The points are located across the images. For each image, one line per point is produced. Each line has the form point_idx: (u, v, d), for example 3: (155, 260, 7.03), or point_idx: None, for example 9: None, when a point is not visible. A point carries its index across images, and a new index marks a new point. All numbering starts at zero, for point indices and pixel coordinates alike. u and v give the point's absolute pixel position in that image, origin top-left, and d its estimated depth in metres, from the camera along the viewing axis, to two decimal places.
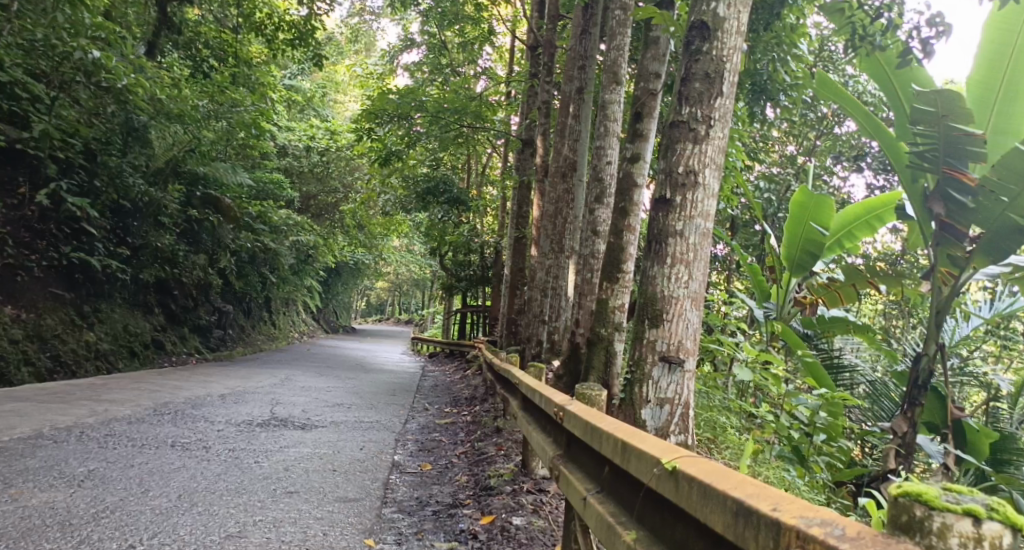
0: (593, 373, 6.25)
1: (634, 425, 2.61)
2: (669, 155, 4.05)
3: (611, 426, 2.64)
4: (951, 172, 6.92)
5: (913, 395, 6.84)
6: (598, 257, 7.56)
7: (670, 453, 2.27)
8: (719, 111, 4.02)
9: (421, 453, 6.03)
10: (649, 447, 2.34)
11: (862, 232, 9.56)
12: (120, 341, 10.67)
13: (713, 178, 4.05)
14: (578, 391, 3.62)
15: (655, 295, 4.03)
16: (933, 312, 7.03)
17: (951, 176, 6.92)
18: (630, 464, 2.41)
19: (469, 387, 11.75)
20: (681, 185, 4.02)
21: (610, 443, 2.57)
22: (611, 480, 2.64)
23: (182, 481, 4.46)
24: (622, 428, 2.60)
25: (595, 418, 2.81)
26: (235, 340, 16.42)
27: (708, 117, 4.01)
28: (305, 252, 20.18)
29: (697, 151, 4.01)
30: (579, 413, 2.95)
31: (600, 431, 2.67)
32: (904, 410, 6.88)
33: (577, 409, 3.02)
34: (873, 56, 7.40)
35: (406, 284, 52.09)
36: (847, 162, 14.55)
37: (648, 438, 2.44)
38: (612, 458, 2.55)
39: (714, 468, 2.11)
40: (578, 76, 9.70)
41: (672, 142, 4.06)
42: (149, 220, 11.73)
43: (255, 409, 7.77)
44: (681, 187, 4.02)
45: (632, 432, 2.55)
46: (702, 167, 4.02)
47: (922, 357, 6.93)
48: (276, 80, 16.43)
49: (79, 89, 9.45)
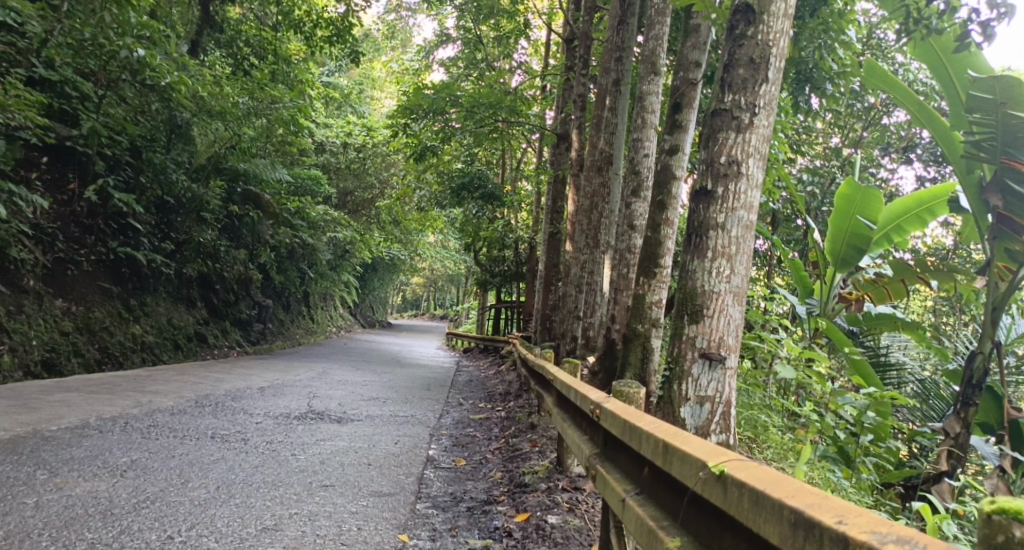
0: (630, 370, 6.15)
1: (675, 425, 2.52)
2: (710, 144, 3.95)
3: (651, 426, 2.56)
4: (1010, 162, 6.67)
5: (966, 395, 6.58)
6: (635, 251, 7.45)
7: (717, 456, 2.18)
8: (764, 98, 3.89)
9: (455, 448, 6.00)
10: (694, 450, 2.25)
11: (911, 226, 9.26)
12: (163, 334, 10.85)
13: (757, 168, 3.93)
14: (615, 388, 3.54)
15: (695, 289, 3.93)
16: (987, 308, 6.76)
17: (1009, 167, 6.67)
18: (672, 467, 2.33)
19: (504, 382, 11.71)
20: (723, 175, 3.91)
21: (650, 443, 2.49)
22: (650, 481, 2.56)
23: (220, 472, 4.49)
24: (662, 428, 2.51)
25: (634, 417, 2.73)
26: (274, 334, 16.63)
27: (752, 105, 3.88)
28: (343, 247, 20.35)
29: (740, 140, 3.89)
30: (616, 412, 2.87)
31: (640, 431, 2.58)
32: (957, 411, 6.63)
33: (613, 407, 2.94)
34: (927, 43, 7.16)
35: (441, 279, 52.34)
36: (892, 155, 14.17)
37: (691, 439, 2.35)
38: (653, 460, 2.46)
39: (767, 475, 2.01)
40: (616, 68, 9.58)
41: (713, 132, 3.95)
42: (191, 215, 11.91)
43: (293, 402, 7.83)
44: (722, 177, 3.91)
45: (674, 432, 2.45)
46: (745, 157, 3.90)
47: (976, 355, 6.67)
48: (314, 77, 16.56)
49: (125, 87, 9.60)
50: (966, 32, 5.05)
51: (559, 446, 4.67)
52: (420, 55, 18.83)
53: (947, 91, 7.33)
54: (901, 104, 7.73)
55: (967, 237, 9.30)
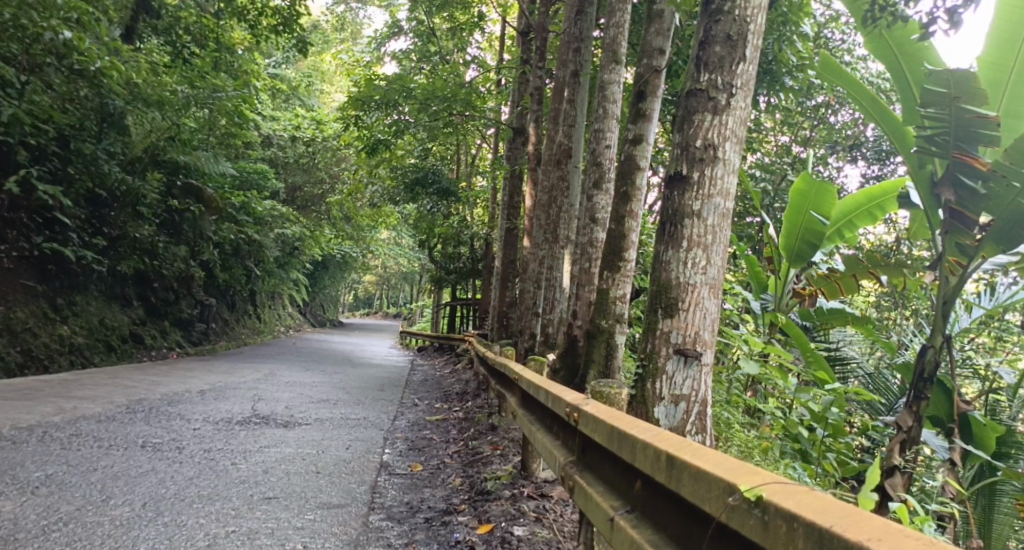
0: (592, 367, 5.91)
1: (676, 434, 2.24)
2: (685, 127, 3.72)
3: (650, 435, 2.27)
4: (962, 156, 6.57)
5: (918, 387, 6.49)
6: (596, 246, 7.22)
7: (745, 477, 1.90)
8: (742, 78, 3.68)
9: (411, 452, 5.67)
10: (712, 468, 1.97)
11: (863, 222, 9.26)
12: (96, 335, 10.24)
13: (734, 153, 3.71)
14: (595, 389, 3.27)
15: (669, 282, 3.70)
16: (938, 302, 6.71)
17: (961, 161, 6.58)
18: (682, 486, 2.04)
19: (459, 381, 11.42)
20: (699, 160, 3.68)
21: (649, 455, 2.21)
22: (645, 497, 2.29)
23: (147, 487, 4.08)
24: (662, 438, 2.23)
25: (623, 422, 2.44)
26: (217, 335, 15.97)
27: (729, 85, 3.67)
28: (291, 244, 19.74)
29: (716, 122, 3.67)
30: (600, 416, 2.58)
31: (635, 440, 2.30)
32: (909, 403, 6.55)
33: (595, 411, 2.65)
34: (881, 35, 7.05)
35: (395, 276, 51.71)
36: (843, 152, 14.28)
37: (703, 452, 2.07)
38: (654, 475, 2.18)
39: (820, 503, 1.74)
40: (573, 59, 9.35)
41: (688, 113, 3.72)
42: (127, 209, 11.25)
43: (236, 406, 7.38)
44: (698, 162, 3.69)
45: (678, 443, 2.18)
46: (722, 141, 3.68)
47: (927, 348, 6.58)
48: (260, 67, 15.98)
49: (50, 72, 9.00)
50: (932, 21, 4.95)
51: (524, 450, 4.39)
52: (372, 46, 18.32)
53: (900, 87, 7.26)
54: (853, 100, 7.65)
55: (917, 233, 9.34)
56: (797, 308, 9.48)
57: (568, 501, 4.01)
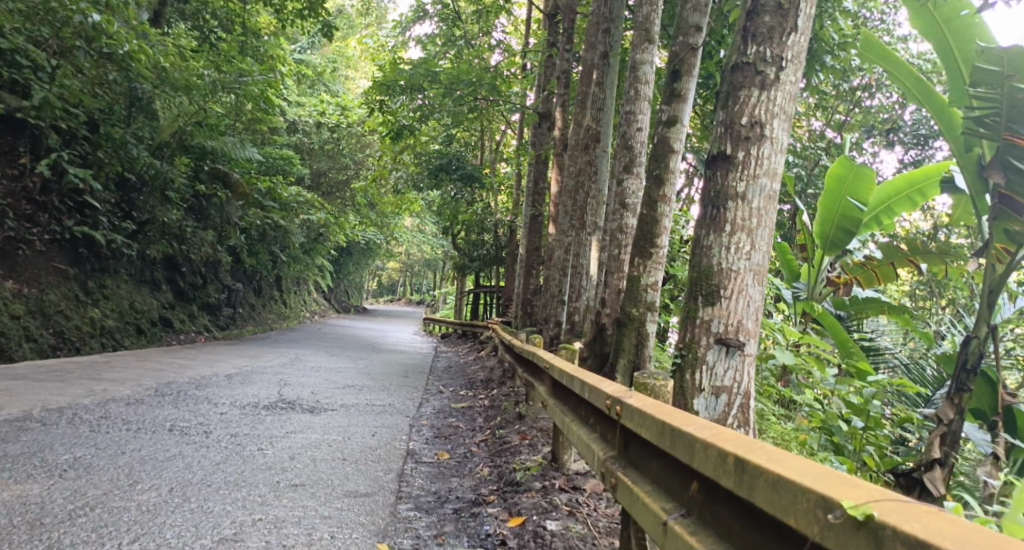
0: (623, 356, 5.75)
1: (741, 434, 2.05)
2: (729, 103, 3.55)
3: (711, 435, 2.07)
4: (1012, 139, 6.26)
5: (960, 379, 6.24)
6: (626, 232, 7.05)
7: (840, 489, 1.70)
8: (792, 51, 3.50)
9: (437, 440, 5.58)
10: (798, 477, 1.77)
11: (902, 208, 8.97)
12: (126, 318, 10.28)
13: (783, 131, 3.54)
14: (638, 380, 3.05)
15: (711, 268, 3.54)
16: (984, 291, 6.44)
17: (1011, 144, 6.27)
18: (757, 494, 1.85)
19: (484, 369, 11.32)
20: (745, 138, 3.51)
21: (714, 458, 2.01)
22: (704, 501, 2.10)
23: (174, 472, 4.02)
24: (726, 438, 2.04)
25: (676, 418, 2.26)
26: (244, 319, 16.02)
27: (779, 58, 3.49)
28: (316, 230, 19.75)
29: (764, 98, 3.49)
30: (648, 411, 2.38)
31: (693, 441, 2.10)
32: (950, 396, 6.31)
33: (643, 405, 2.46)
34: (929, 12, 6.83)
35: (418, 263, 51.82)
36: (877, 138, 13.90)
37: (782, 458, 1.88)
38: (718, 479, 1.99)
39: (939, 525, 1.55)
40: (603, 40, 9.12)
41: (734, 89, 3.55)
42: (156, 194, 11.26)
43: (262, 390, 7.34)
44: (744, 141, 3.51)
45: (747, 444, 1.99)
46: (769, 118, 3.50)
47: (971, 339, 6.32)
48: (285, 52, 15.92)
49: (80, 55, 8.95)
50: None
51: (554, 440, 4.26)
52: (397, 31, 18.12)
53: (948, 68, 7.01)
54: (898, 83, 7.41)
55: (958, 220, 9.03)
56: (831, 297, 9.25)
57: (602, 495, 3.88)
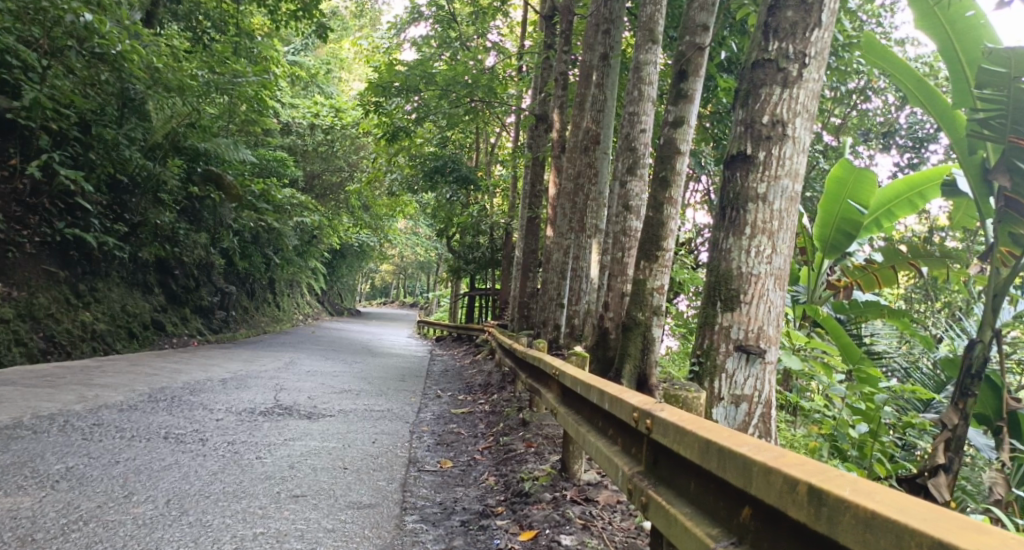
0: (628, 362, 5.57)
1: (808, 458, 1.80)
2: (750, 102, 3.46)
3: (773, 459, 1.81)
4: (1017, 140, 6.16)
5: (965, 384, 6.13)
6: (630, 234, 6.92)
7: (954, 530, 1.43)
8: (816, 47, 3.42)
9: (440, 447, 5.45)
10: (896, 513, 1.50)
11: (904, 210, 8.88)
12: (117, 322, 10.11)
13: (805, 130, 3.45)
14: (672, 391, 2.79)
15: (730, 272, 3.45)
16: (990, 295, 6.34)
17: (1016, 146, 6.16)
18: (838, 530, 1.59)
19: (481, 373, 11.21)
20: (766, 138, 3.43)
21: (781, 485, 1.75)
22: (763, 533, 1.84)
23: (170, 483, 3.86)
24: (792, 464, 1.78)
25: (726, 437, 2.00)
26: (237, 322, 15.84)
27: (802, 54, 3.41)
28: (310, 232, 19.60)
29: (786, 96, 3.41)
30: (691, 429, 2.13)
31: (752, 464, 1.84)
32: (954, 401, 6.16)
33: (684, 422, 2.20)
34: (933, 11, 6.74)
35: (412, 265, 51.65)
36: (875, 141, 13.88)
37: (868, 488, 1.61)
38: (785, 509, 1.73)
39: None
40: (603, 41, 9.00)
41: (755, 86, 3.47)
42: (148, 196, 11.06)
43: (258, 395, 7.19)
44: (765, 140, 3.43)
45: (819, 472, 1.73)
46: (792, 117, 3.42)
47: (976, 343, 6.22)
48: (280, 53, 15.75)
49: (71, 56, 8.79)
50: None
51: (564, 450, 4.15)
52: (392, 32, 17.94)
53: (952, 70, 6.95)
54: (900, 86, 7.36)
55: (959, 223, 8.95)
56: (831, 300, 9.19)
57: (615, 507, 3.76)
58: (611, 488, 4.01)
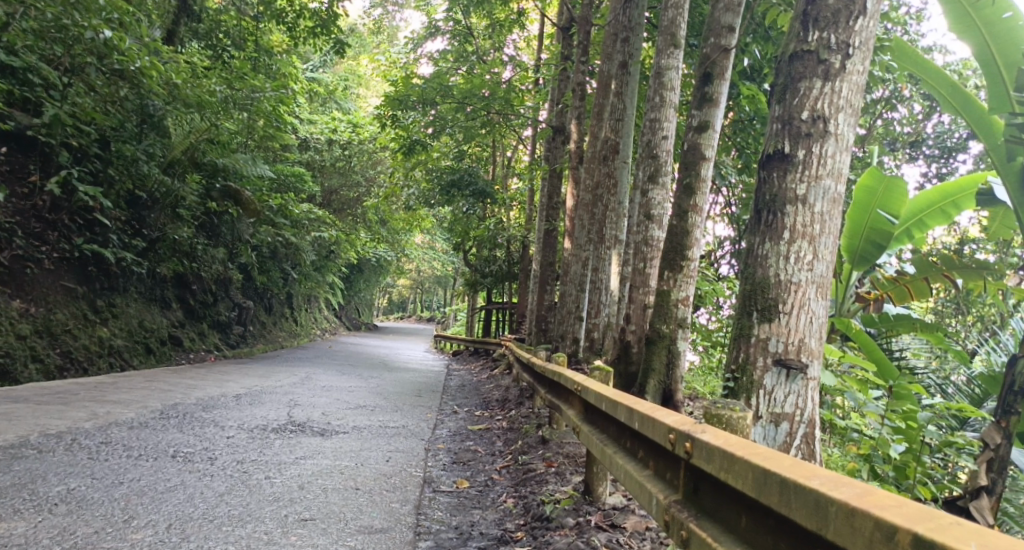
0: (653, 377, 5.37)
1: (900, 497, 1.56)
2: (787, 97, 3.30)
3: (855, 497, 1.58)
4: None
5: (1007, 402, 5.81)
6: (652, 244, 6.68)
7: None
8: (860, 36, 3.26)
9: (456, 467, 5.23)
10: None
11: (935, 221, 8.58)
12: (135, 337, 10.00)
13: (849, 127, 3.28)
14: (708, 409, 2.47)
15: (767, 280, 3.26)
16: None
17: None
18: None
19: (500, 388, 10.98)
20: (806, 135, 3.25)
21: (875, 532, 1.50)
22: None
23: (173, 506, 3.67)
24: (881, 503, 1.55)
25: (788, 467, 1.77)
26: (254, 337, 15.72)
27: (845, 44, 3.25)
28: (327, 248, 19.51)
29: (828, 90, 3.25)
30: (744, 457, 1.89)
31: (829, 502, 1.60)
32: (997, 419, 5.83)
33: (732, 447, 1.97)
34: (969, 13, 6.49)
35: (429, 280, 51.56)
36: (901, 151, 13.55)
37: (987, 540, 1.36)
38: None
39: None
40: (622, 49, 8.81)
41: (793, 80, 3.30)
42: (166, 211, 10.93)
43: (271, 412, 7.01)
44: (805, 138, 3.26)
45: (920, 515, 1.48)
46: (834, 112, 3.25)
47: (1019, 359, 5.91)
48: (297, 69, 15.69)
49: (92, 73, 8.72)
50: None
51: (587, 471, 3.92)
52: (408, 47, 17.87)
53: (987, 73, 6.67)
54: (933, 91, 7.11)
55: (995, 233, 8.61)
56: (860, 314, 8.85)
57: (644, 534, 3.48)
58: (638, 512, 3.75)
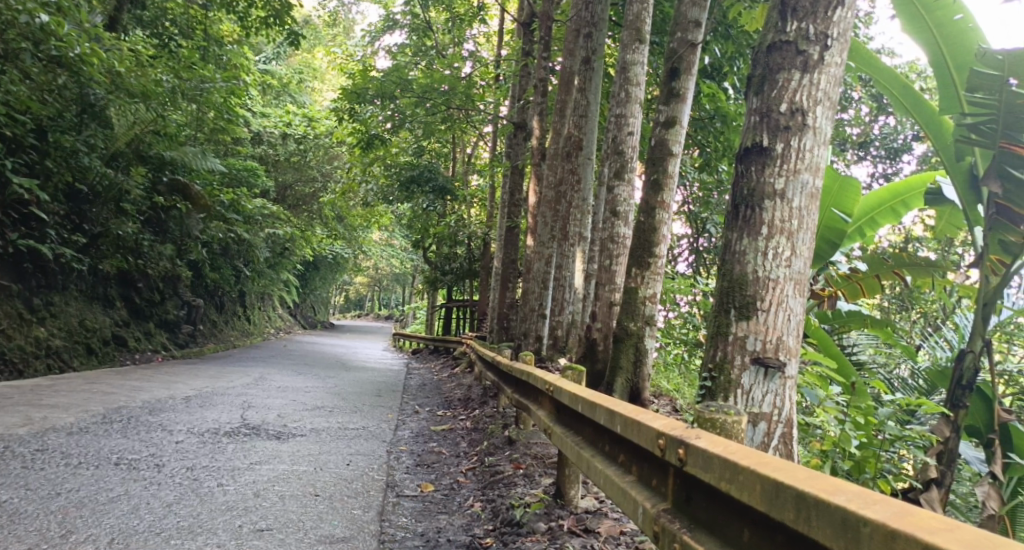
0: (620, 375, 5.32)
1: (938, 517, 1.42)
2: (766, 88, 3.26)
3: (889, 515, 1.44)
4: (1009, 146, 5.99)
5: (955, 396, 5.89)
6: (618, 241, 6.60)
7: None
8: (838, 27, 3.23)
9: (419, 470, 5.08)
10: None
11: (887, 219, 8.71)
12: (75, 338, 9.57)
13: (826, 120, 3.25)
14: (698, 412, 2.37)
15: (745, 277, 3.22)
16: (980, 304, 6.04)
17: (1008, 151, 5.99)
18: None
19: (460, 387, 10.83)
20: (784, 128, 3.22)
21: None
22: None
23: (116, 518, 3.45)
24: (919, 522, 1.41)
25: (804, 479, 1.65)
26: (204, 337, 15.25)
27: (823, 35, 3.22)
28: (281, 244, 19.08)
29: (806, 82, 3.21)
30: (751, 468, 1.77)
31: (858, 520, 1.46)
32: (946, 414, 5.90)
33: (736, 457, 1.86)
34: (920, 13, 6.44)
35: (386, 277, 51.07)
36: (851, 151, 13.78)
37: None
38: None
39: None
40: (584, 45, 8.73)
41: (771, 72, 3.27)
42: (109, 206, 10.52)
43: (223, 414, 6.75)
44: (783, 131, 3.22)
45: (964, 537, 1.34)
46: (812, 105, 3.22)
47: (966, 353, 5.98)
48: (250, 60, 15.26)
49: (27, 60, 8.26)
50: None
51: (558, 474, 3.83)
52: (365, 40, 17.55)
53: (939, 76, 6.67)
54: (884, 92, 7.04)
55: (942, 232, 8.76)
56: (816, 310, 8.97)
57: (618, 539, 3.38)
58: (611, 516, 3.66)
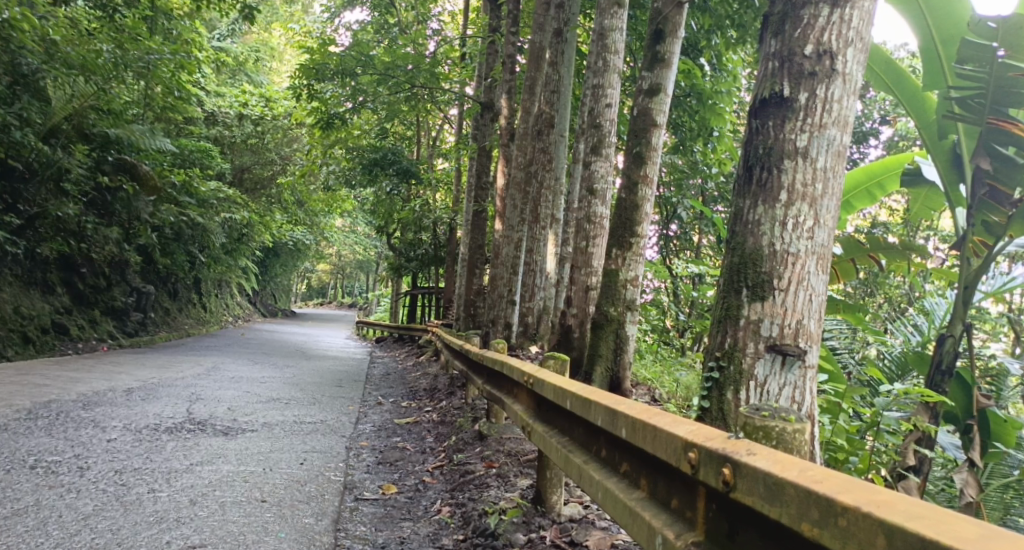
0: (600, 362, 4.94)
1: None
2: (787, 29, 2.95)
3: None
4: (997, 122, 5.59)
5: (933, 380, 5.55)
6: (595, 220, 6.17)
7: None
8: None
9: (381, 468, 4.62)
10: None
11: (863, 201, 8.35)
12: (9, 324, 8.86)
13: (856, 66, 2.93)
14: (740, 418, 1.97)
15: (760, 251, 2.89)
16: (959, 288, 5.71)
17: (997, 127, 5.60)
18: None
19: (424, 377, 10.35)
20: (809, 75, 2.89)
21: None
22: None
23: (17, 537, 2.94)
24: None
25: (959, 535, 1.25)
26: (155, 325, 14.47)
27: None
28: (237, 229, 18.28)
29: (834, 23, 2.88)
30: (866, 511, 1.37)
31: None
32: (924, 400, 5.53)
33: (833, 491, 1.45)
34: None
35: (350, 265, 50.11)
36: None
37: None
38: None
39: None
40: (556, 15, 8.27)
41: (792, 12, 2.94)
42: (47, 185, 9.81)
43: (166, 408, 6.19)
44: (806, 80, 2.89)
45: None
46: (841, 48, 2.89)
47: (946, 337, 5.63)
48: (203, 35, 14.45)
49: None
50: None
51: (538, 476, 3.42)
52: (326, 16, 16.77)
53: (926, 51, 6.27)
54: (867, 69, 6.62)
55: (917, 215, 8.43)
56: None
57: None
58: (599, 525, 3.27)
